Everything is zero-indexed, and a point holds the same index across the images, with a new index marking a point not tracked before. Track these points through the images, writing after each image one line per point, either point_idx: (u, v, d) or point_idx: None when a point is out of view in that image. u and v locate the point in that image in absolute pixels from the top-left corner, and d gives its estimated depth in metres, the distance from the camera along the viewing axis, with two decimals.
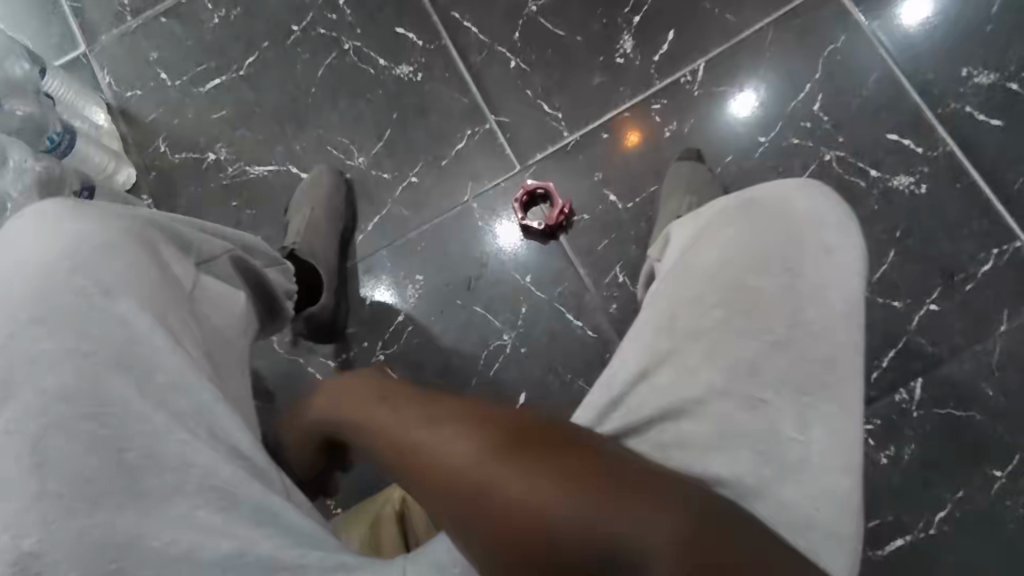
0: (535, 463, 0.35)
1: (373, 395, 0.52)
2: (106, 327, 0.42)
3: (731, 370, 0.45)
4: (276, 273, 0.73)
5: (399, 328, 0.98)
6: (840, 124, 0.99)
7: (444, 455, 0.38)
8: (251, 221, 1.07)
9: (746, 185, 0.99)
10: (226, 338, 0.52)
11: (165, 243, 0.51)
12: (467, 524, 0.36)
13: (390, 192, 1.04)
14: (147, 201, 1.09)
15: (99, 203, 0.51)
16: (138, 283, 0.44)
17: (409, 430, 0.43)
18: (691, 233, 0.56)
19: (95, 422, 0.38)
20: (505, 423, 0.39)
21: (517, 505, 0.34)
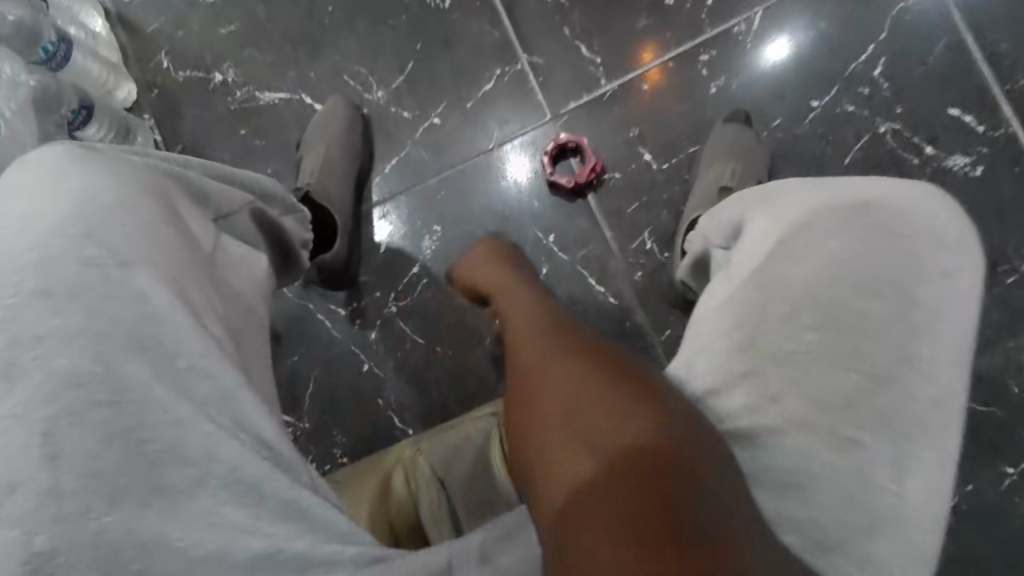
0: (603, 372, 0.43)
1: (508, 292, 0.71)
2: (119, 302, 0.37)
3: (817, 403, 0.39)
4: (292, 222, 0.68)
5: (415, 280, 0.93)
6: (900, 93, 0.91)
7: (534, 349, 0.51)
8: (261, 152, 1.00)
9: (791, 152, 0.92)
10: (248, 304, 0.48)
11: (181, 200, 0.45)
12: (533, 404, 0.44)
13: (410, 133, 0.97)
14: (148, 120, 1.01)
15: (104, 149, 0.45)
16: (153, 251, 0.39)
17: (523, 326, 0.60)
18: (767, 224, 0.49)
19: (109, 410, 0.35)
20: (590, 344, 0.48)
21: (570, 386, 0.43)
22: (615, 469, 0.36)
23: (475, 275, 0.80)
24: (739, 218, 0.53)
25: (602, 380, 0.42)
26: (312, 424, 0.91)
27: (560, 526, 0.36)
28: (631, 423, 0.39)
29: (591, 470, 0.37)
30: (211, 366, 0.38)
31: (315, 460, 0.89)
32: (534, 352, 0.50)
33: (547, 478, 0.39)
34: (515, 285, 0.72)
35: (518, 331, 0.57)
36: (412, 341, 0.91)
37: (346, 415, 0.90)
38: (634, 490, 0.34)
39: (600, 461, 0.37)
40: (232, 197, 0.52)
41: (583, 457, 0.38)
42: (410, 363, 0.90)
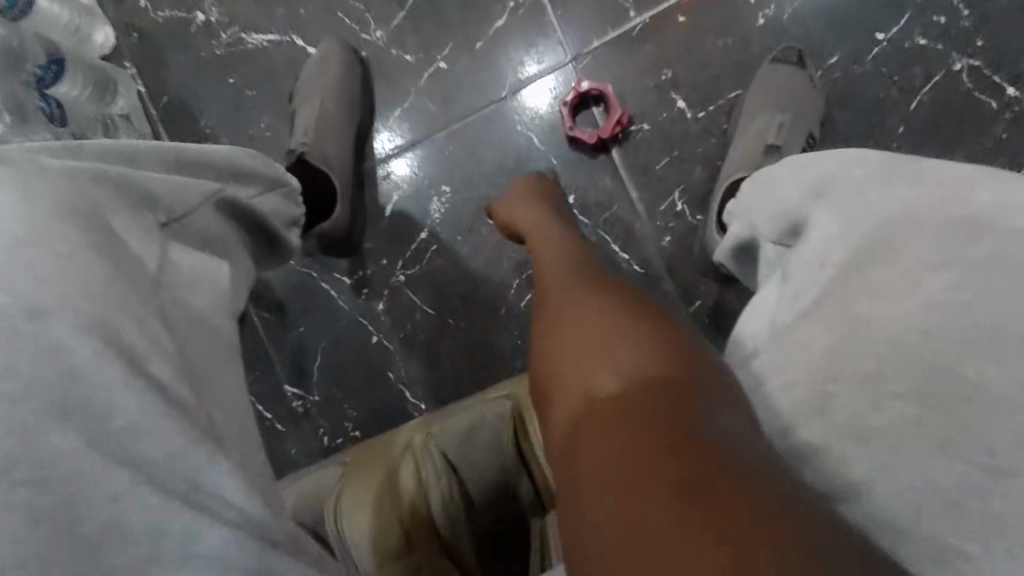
0: (635, 311, 0.39)
1: (536, 228, 0.67)
2: (35, 358, 0.32)
3: (921, 493, 0.32)
4: (276, 198, 0.61)
5: (423, 246, 0.86)
6: (981, 22, 0.78)
7: (559, 284, 0.48)
8: (252, 103, 0.91)
9: (848, 94, 0.80)
10: (208, 324, 0.43)
11: (116, 211, 0.40)
12: (555, 332, 0.41)
13: (414, 81, 0.87)
14: (129, 68, 0.92)
15: (20, 151, 0.39)
16: (73, 289, 0.34)
17: (549, 262, 0.56)
18: (830, 230, 0.40)
19: (33, 489, 0.30)
20: (622, 281, 0.45)
21: (597, 317, 0.39)
22: (638, 383, 0.32)
23: (514, 215, 0.73)
24: (799, 212, 0.45)
25: (630, 317, 0.38)
26: (322, 396, 0.87)
27: (574, 440, 0.32)
28: (657, 359, 0.34)
29: (611, 384, 0.33)
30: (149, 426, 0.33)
31: (327, 434, 0.87)
32: (562, 289, 0.47)
33: (564, 399, 0.36)
34: (544, 224, 0.67)
35: (546, 268, 0.55)
36: (421, 312, 0.85)
37: (356, 388, 0.87)
38: (656, 401, 0.31)
39: (623, 376, 0.33)
40: (187, 195, 0.47)
41: (603, 374, 0.34)
42: (420, 335, 0.85)
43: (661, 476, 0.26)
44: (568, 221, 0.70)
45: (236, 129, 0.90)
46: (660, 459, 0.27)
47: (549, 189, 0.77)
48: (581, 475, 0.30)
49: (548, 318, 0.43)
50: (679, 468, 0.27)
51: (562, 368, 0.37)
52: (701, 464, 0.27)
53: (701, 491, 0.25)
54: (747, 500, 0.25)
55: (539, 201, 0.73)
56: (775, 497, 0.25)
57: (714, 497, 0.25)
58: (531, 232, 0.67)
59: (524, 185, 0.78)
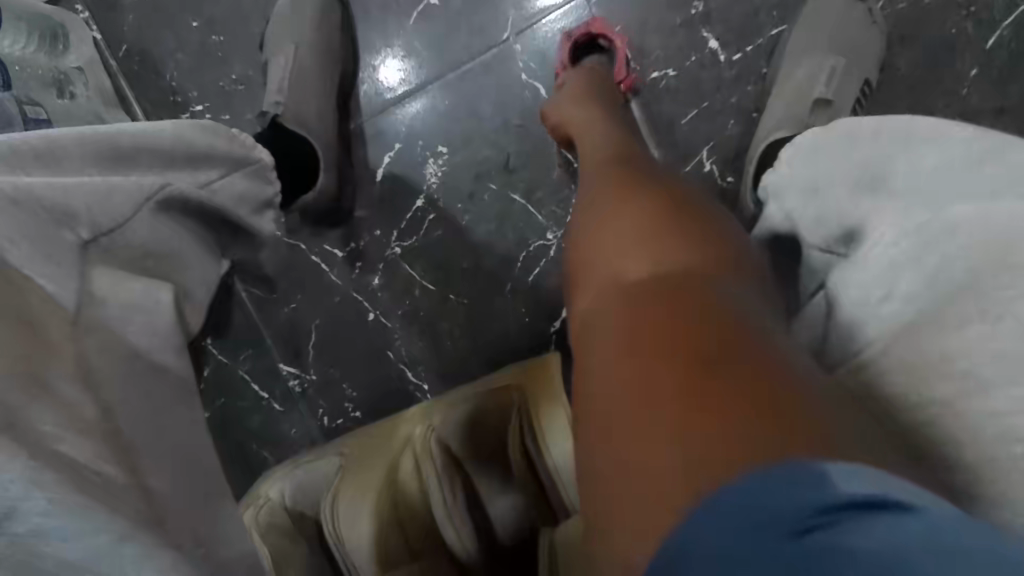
0: (677, 208, 0.41)
1: (588, 123, 0.60)
2: None
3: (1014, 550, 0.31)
4: (241, 180, 0.53)
5: (420, 215, 0.77)
6: None
7: (599, 170, 0.50)
8: (220, 51, 0.80)
9: (914, 27, 0.67)
10: (151, 361, 0.38)
11: (18, 237, 0.32)
12: (599, 215, 0.43)
13: (402, 21, 0.76)
14: (81, 13, 0.82)
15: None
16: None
17: (592, 147, 0.56)
18: (905, 248, 0.38)
19: None
20: (667, 179, 0.45)
21: (641, 206, 0.41)
22: (670, 278, 0.34)
23: (564, 110, 0.65)
24: (856, 216, 0.41)
25: (670, 213, 0.40)
26: (319, 375, 0.80)
27: (603, 323, 0.35)
28: (693, 258, 0.36)
29: (643, 276, 0.35)
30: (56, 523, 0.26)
31: (327, 413, 0.80)
32: (605, 180, 0.47)
33: (597, 288, 0.38)
34: (591, 124, 0.60)
35: (588, 156, 0.55)
36: (421, 287, 0.78)
37: (354, 366, 0.80)
38: (685, 295, 0.33)
39: (655, 272, 0.35)
40: (115, 205, 0.39)
41: (638, 266, 0.36)
42: (420, 313, 0.78)
43: (685, 357, 0.28)
44: (621, 120, 0.62)
45: (203, 82, 0.80)
46: (686, 343, 0.29)
47: (605, 80, 0.68)
48: (606, 349, 0.32)
49: (591, 211, 0.44)
50: (701, 351, 0.28)
51: (603, 249, 0.40)
52: (724, 352, 0.28)
53: (723, 376, 0.27)
54: (764, 388, 0.26)
55: (600, 96, 0.65)
56: (802, 397, 0.26)
57: (733, 382, 0.27)
58: (575, 130, 0.62)
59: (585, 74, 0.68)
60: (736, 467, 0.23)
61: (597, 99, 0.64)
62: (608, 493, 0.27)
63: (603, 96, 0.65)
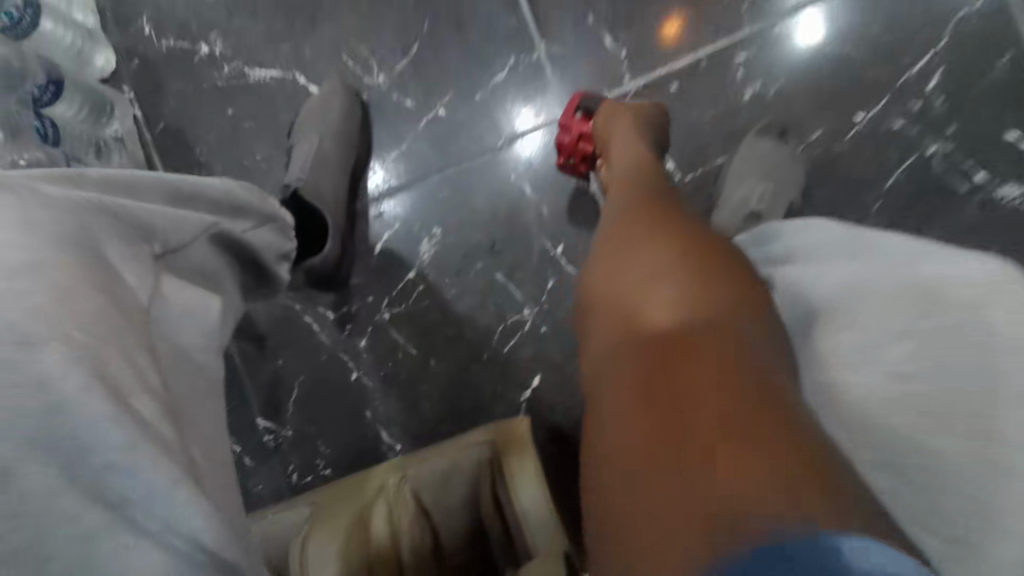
0: (701, 274, 0.45)
1: (632, 162, 0.67)
2: (20, 392, 0.30)
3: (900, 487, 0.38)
4: (270, 233, 0.62)
5: (410, 286, 0.86)
6: (952, 111, 0.83)
7: (628, 225, 0.55)
8: (248, 134, 0.92)
9: (829, 167, 0.85)
10: (194, 361, 0.43)
11: (108, 245, 0.40)
12: (630, 276, 0.48)
13: (413, 123, 0.90)
14: (127, 92, 0.94)
15: (21, 179, 0.38)
16: (66, 323, 0.33)
17: (623, 200, 0.62)
18: (795, 291, 0.50)
19: (6, 525, 0.29)
20: (690, 235, 0.50)
21: (669, 271, 0.46)
22: (696, 346, 0.39)
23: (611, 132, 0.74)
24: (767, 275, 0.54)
25: (696, 279, 0.44)
26: (296, 431, 0.84)
27: (635, 379, 0.39)
28: (719, 325, 0.40)
29: (672, 341, 0.40)
30: (130, 464, 0.32)
31: (297, 470, 0.83)
32: (637, 234, 0.52)
33: (629, 344, 0.43)
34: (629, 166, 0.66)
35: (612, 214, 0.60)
36: (404, 351, 0.84)
37: (332, 424, 0.84)
38: (710, 364, 0.37)
39: (682, 338, 0.40)
40: (182, 230, 0.48)
41: (667, 331, 0.41)
42: (402, 376, 0.84)
43: (711, 425, 0.33)
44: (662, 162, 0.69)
45: (229, 157, 0.91)
46: (707, 402, 0.35)
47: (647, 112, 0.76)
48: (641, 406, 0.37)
49: (623, 266, 0.50)
50: (725, 412, 0.34)
51: (636, 309, 0.45)
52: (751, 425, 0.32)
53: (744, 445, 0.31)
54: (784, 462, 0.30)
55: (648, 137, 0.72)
56: (817, 475, 0.30)
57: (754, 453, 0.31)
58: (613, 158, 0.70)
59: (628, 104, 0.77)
60: (747, 524, 0.28)
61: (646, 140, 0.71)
62: (629, 526, 0.32)
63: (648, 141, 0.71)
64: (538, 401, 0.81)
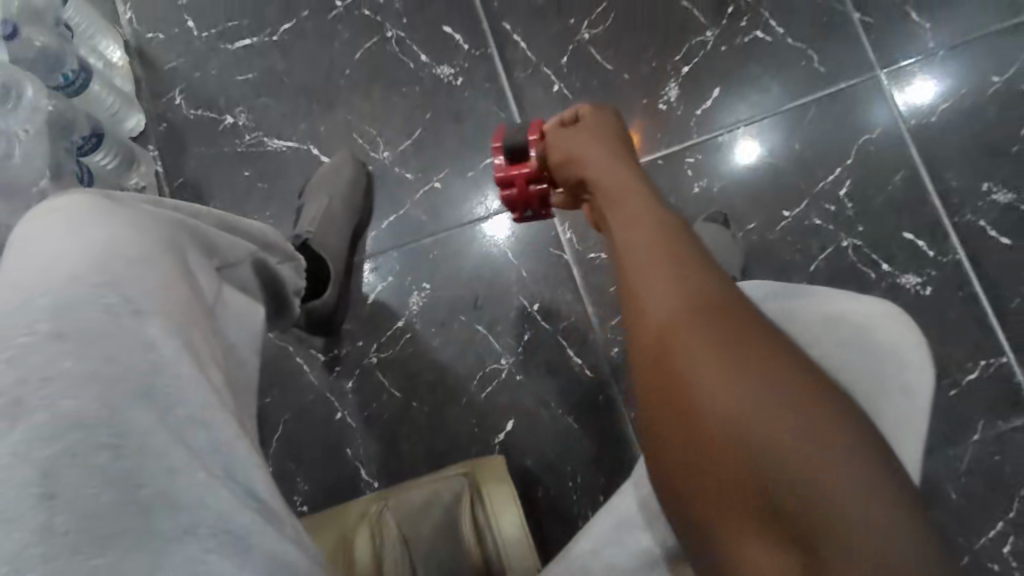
0: (765, 409, 0.35)
1: (629, 195, 0.55)
2: (130, 349, 0.39)
3: None
4: (291, 271, 0.70)
5: (397, 334, 0.96)
6: (861, 214, 1.01)
7: (641, 299, 0.44)
8: (262, 195, 1.04)
9: (763, 254, 1.01)
10: (238, 358, 0.49)
11: (188, 252, 0.49)
12: (669, 405, 0.39)
13: (411, 192, 1.02)
14: (152, 151, 1.04)
15: (125, 200, 0.49)
16: (166, 306, 0.42)
17: (626, 239, 0.50)
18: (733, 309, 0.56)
19: (108, 453, 0.35)
20: (729, 345, 0.38)
21: (718, 413, 0.36)
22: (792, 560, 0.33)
23: (587, 165, 0.63)
24: None
25: (761, 423, 0.35)
26: (275, 467, 0.92)
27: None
28: (806, 505, 0.33)
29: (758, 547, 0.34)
30: (210, 419, 0.39)
31: None
32: (703, 355, 0.38)
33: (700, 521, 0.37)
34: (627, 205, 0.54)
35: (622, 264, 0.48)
36: (388, 393, 0.94)
37: (310, 461, 0.92)
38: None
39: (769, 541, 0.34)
40: (235, 252, 0.56)
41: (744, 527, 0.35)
42: (384, 417, 0.93)
43: None
44: (646, 183, 0.58)
45: (240, 214, 1.03)
46: None
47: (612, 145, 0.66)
48: None
49: (696, 410, 0.37)
50: None
51: (691, 470, 0.37)
52: None
53: None
54: None
55: (630, 164, 0.62)
56: None
57: None
58: (601, 186, 0.59)
59: (590, 135, 0.68)
60: None
61: (627, 168, 0.60)
62: None
63: (633, 168, 0.61)
64: (512, 444, 0.92)
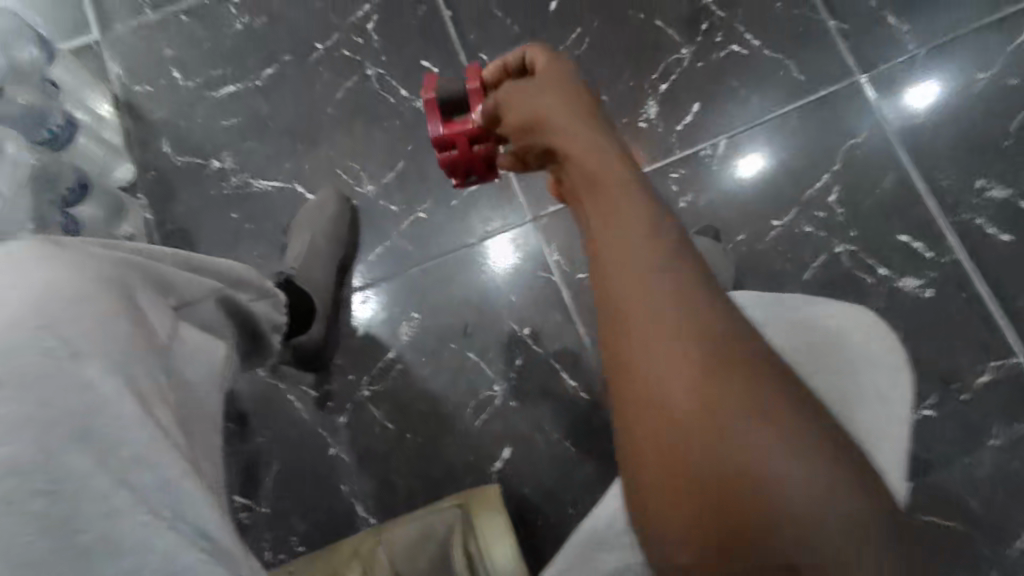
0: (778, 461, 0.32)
1: (607, 170, 0.43)
2: (69, 391, 0.38)
3: None
4: (267, 305, 0.69)
5: (388, 365, 0.94)
6: (853, 218, 0.99)
7: (632, 318, 0.36)
8: (249, 235, 1.05)
9: (753, 265, 1.00)
10: (196, 395, 0.49)
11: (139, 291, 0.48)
12: (668, 449, 0.33)
13: (397, 224, 1.01)
14: (141, 200, 1.06)
15: (73, 243, 0.48)
16: (110, 346, 0.41)
17: (606, 235, 0.40)
18: None
19: (46, 498, 0.35)
20: (741, 384, 0.33)
21: (729, 463, 0.32)
22: None
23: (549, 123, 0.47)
24: None
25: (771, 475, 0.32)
26: (270, 509, 0.90)
27: None
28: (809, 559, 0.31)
29: None
30: (156, 458, 0.38)
31: (269, 548, 0.88)
32: (708, 391, 0.33)
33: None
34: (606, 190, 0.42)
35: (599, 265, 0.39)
36: (381, 427, 0.92)
37: (303, 500, 0.90)
38: None
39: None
40: (194, 289, 0.56)
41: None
42: (377, 451, 0.91)
43: None
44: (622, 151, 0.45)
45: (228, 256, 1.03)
46: None
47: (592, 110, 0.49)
48: None
49: (698, 451, 0.32)
50: None
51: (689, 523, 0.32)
52: None
53: None
54: None
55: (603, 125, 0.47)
56: None
57: None
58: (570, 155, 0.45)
59: (557, 93, 0.49)
60: None
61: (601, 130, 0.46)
62: None
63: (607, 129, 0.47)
64: (508, 473, 0.89)
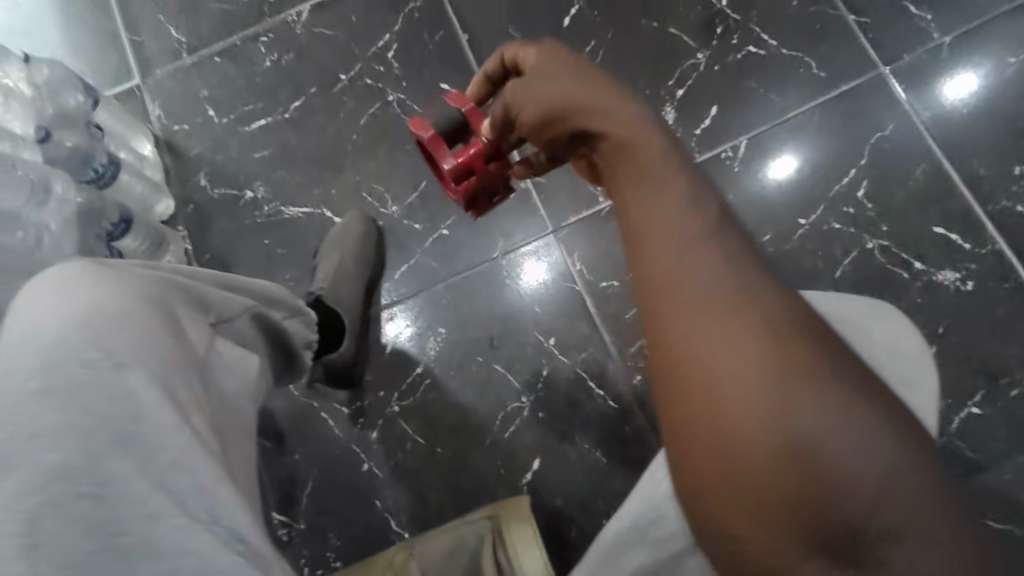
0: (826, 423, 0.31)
1: (638, 151, 0.43)
2: (111, 399, 0.40)
3: None
4: (299, 323, 0.71)
5: (417, 380, 0.96)
6: (884, 213, 0.97)
7: (671, 290, 0.36)
8: (282, 260, 1.09)
9: (782, 266, 0.97)
10: (231, 406, 0.51)
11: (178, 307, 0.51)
12: (713, 417, 0.33)
13: (421, 242, 1.04)
14: (182, 232, 1.11)
15: (119, 264, 0.51)
16: (148, 356, 0.43)
17: (641, 214, 0.40)
18: None
19: (89, 501, 0.37)
20: (784, 349, 0.33)
21: (775, 427, 0.32)
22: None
23: (575, 109, 0.48)
24: None
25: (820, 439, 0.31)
26: (307, 524, 0.91)
27: None
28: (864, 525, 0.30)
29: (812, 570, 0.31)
30: (192, 464, 0.40)
31: (308, 563, 0.90)
32: (753, 355, 0.33)
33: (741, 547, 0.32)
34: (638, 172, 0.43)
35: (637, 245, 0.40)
36: (413, 441, 0.93)
37: (340, 514, 0.91)
38: None
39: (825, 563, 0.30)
40: (231, 306, 0.58)
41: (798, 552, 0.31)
42: (409, 465, 0.92)
43: None
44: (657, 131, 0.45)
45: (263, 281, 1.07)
46: None
47: (625, 94, 0.49)
48: None
49: (743, 417, 0.32)
50: None
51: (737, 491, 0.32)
52: None
53: None
54: None
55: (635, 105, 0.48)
56: None
57: None
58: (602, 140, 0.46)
59: (588, 83, 0.50)
60: None
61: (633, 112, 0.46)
62: None
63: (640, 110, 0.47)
64: (539, 485, 0.89)
